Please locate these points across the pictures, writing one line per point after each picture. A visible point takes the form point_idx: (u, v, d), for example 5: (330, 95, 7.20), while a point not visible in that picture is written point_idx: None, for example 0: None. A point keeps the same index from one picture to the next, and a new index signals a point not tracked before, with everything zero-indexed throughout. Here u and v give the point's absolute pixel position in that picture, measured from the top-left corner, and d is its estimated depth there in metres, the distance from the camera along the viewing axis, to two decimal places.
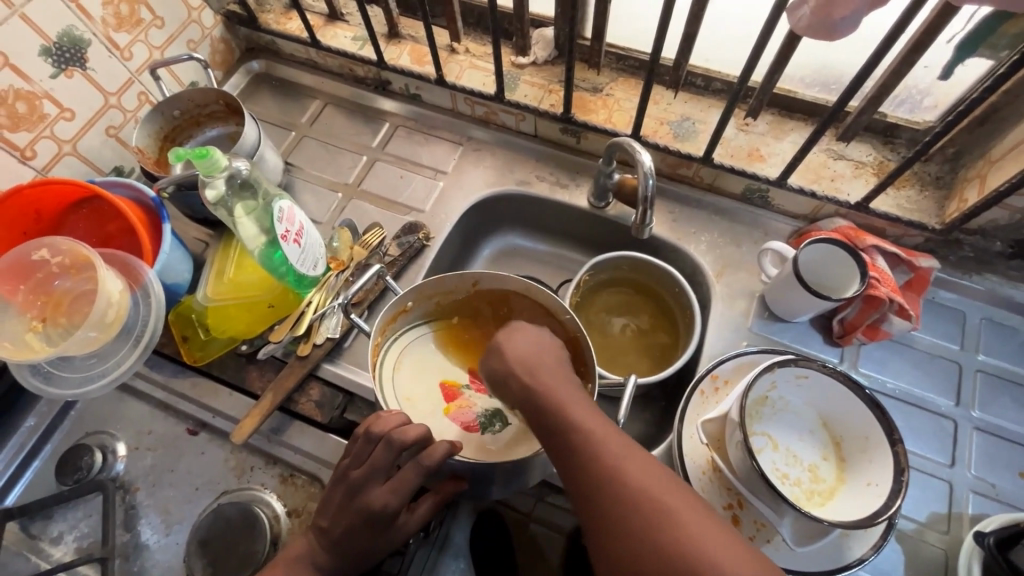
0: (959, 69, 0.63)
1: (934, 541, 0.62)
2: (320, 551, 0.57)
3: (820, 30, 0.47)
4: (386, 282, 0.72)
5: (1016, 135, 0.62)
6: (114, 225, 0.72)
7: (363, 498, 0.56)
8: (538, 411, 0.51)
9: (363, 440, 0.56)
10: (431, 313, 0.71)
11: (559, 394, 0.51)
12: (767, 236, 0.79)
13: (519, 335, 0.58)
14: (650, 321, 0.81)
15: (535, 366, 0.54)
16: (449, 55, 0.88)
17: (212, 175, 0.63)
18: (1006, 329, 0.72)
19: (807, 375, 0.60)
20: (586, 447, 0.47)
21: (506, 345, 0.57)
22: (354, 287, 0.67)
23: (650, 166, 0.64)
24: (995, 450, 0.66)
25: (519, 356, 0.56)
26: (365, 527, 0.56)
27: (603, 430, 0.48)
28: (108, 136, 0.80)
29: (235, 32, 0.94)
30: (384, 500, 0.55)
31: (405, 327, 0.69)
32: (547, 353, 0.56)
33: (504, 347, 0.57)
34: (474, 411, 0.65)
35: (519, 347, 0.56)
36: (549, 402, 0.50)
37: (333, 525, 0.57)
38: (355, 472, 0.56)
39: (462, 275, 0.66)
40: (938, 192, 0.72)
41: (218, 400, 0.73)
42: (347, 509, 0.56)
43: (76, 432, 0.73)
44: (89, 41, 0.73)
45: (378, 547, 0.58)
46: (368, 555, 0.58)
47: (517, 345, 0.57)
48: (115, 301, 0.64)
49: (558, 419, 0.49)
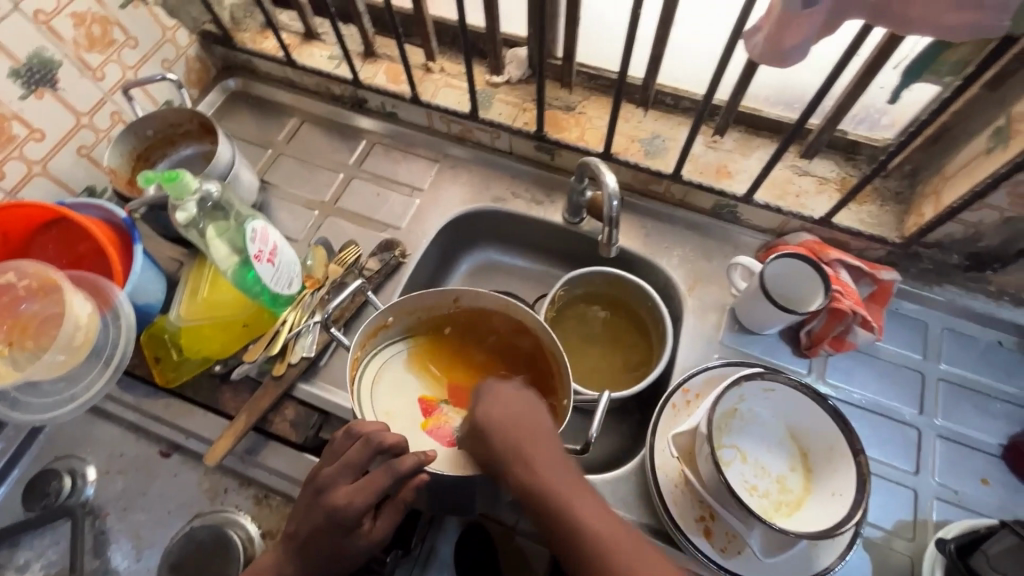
0: (908, 92, 0.66)
1: (900, 549, 0.64)
2: (287, 560, 0.56)
3: (771, 58, 0.49)
4: (368, 296, 0.73)
5: (966, 154, 0.65)
6: (84, 245, 0.72)
7: (328, 497, 0.55)
8: (528, 490, 0.49)
9: (343, 436, 0.58)
10: (413, 329, 0.70)
11: (543, 462, 0.51)
12: (737, 250, 0.81)
13: (498, 403, 0.55)
14: (618, 338, 0.82)
15: (513, 418, 0.53)
16: (424, 74, 0.89)
17: (183, 198, 0.65)
18: (966, 338, 0.75)
19: (774, 388, 0.62)
20: (577, 523, 0.47)
21: (486, 418, 0.53)
22: (336, 300, 0.69)
23: (615, 187, 0.66)
24: (957, 456, 0.68)
25: (507, 420, 0.53)
26: (328, 532, 0.55)
27: (586, 507, 0.48)
28: (80, 156, 0.79)
29: (211, 50, 0.94)
30: (346, 502, 0.54)
31: (385, 344, 0.69)
32: (532, 421, 0.54)
33: (484, 420, 0.53)
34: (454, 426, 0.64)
35: (499, 416, 0.53)
36: (537, 482, 0.49)
37: (299, 525, 0.56)
38: (326, 469, 0.56)
39: (443, 294, 0.67)
40: (897, 207, 0.74)
41: (191, 421, 0.72)
42: (313, 514, 0.55)
43: (45, 457, 0.72)
44: (59, 61, 0.73)
45: (340, 556, 0.56)
46: (326, 564, 0.56)
47: (497, 414, 0.54)
48: (83, 324, 0.63)
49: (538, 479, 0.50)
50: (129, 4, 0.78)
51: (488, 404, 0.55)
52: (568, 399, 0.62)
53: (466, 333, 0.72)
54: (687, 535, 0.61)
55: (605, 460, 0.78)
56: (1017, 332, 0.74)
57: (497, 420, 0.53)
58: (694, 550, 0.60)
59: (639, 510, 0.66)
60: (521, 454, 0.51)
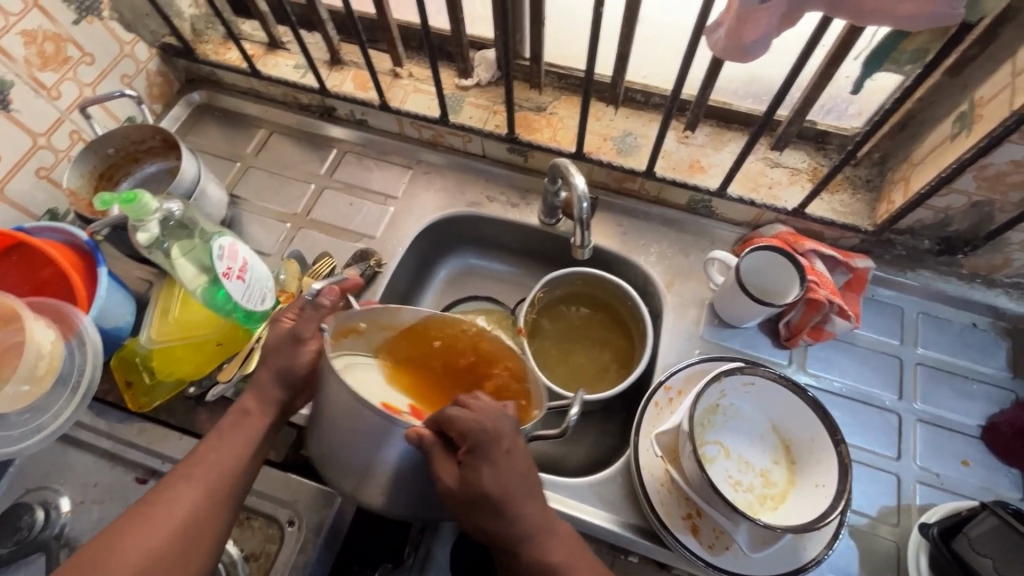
0: (872, 82, 0.66)
1: (886, 535, 0.64)
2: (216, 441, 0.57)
3: (734, 53, 0.49)
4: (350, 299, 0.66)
5: (932, 140, 0.65)
6: (47, 270, 0.69)
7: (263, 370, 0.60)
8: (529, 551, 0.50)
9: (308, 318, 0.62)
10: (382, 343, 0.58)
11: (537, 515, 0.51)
12: (714, 244, 0.81)
13: (502, 464, 0.49)
14: (600, 370, 0.80)
15: (521, 485, 0.50)
16: (393, 80, 0.88)
17: (143, 220, 0.62)
18: (941, 321, 0.76)
19: (754, 381, 0.62)
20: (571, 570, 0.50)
21: (490, 482, 0.48)
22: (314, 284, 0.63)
23: (584, 188, 0.66)
24: (938, 440, 0.69)
25: (511, 483, 0.49)
26: (275, 374, 0.59)
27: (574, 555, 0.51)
28: (39, 178, 0.77)
29: (173, 64, 0.92)
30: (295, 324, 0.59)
31: (350, 353, 0.55)
32: (523, 473, 0.50)
33: (494, 490, 0.48)
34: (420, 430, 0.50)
35: (503, 481, 0.49)
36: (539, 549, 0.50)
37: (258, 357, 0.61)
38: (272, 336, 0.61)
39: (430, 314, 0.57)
40: (869, 194, 0.75)
41: (167, 445, 0.70)
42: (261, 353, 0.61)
43: (16, 491, 0.68)
44: (11, 81, 0.71)
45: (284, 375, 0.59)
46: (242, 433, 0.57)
47: (499, 477, 0.49)
48: (47, 352, 0.61)
49: (543, 550, 0.50)
50: (83, 20, 0.76)
51: (496, 472, 0.48)
52: (541, 411, 0.55)
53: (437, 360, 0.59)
54: (675, 533, 0.60)
55: (593, 459, 0.78)
56: (991, 314, 0.75)
57: (509, 488, 0.49)
58: (683, 548, 0.60)
59: (627, 511, 0.65)
60: (530, 527, 0.50)
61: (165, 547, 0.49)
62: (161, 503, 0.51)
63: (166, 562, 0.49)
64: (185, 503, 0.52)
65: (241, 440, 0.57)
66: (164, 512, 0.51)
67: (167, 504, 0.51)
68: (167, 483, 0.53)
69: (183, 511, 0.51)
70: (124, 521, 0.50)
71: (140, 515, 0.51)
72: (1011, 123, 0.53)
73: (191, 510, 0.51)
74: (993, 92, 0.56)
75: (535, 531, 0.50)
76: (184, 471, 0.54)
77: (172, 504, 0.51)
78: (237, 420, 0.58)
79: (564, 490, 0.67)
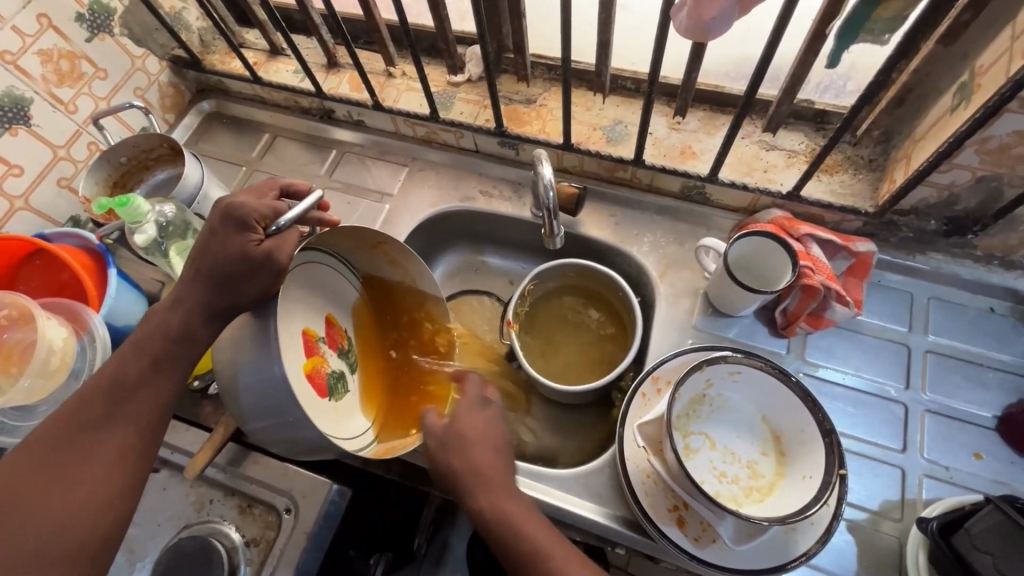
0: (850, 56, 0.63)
1: (888, 531, 0.61)
2: (134, 374, 0.52)
3: (695, 32, 0.47)
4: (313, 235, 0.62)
5: (935, 114, 0.61)
6: (66, 273, 0.74)
7: (207, 298, 0.54)
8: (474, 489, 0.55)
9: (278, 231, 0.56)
10: (338, 249, 0.70)
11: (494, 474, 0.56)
12: (710, 231, 0.79)
13: (475, 414, 0.60)
14: (560, 370, 0.79)
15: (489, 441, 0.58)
16: (386, 80, 0.90)
17: (138, 221, 0.67)
18: (954, 307, 0.71)
19: (740, 371, 0.60)
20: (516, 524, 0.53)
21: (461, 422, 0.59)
22: (290, 212, 0.56)
23: (550, 178, 0.67)
24: (947, 431, 0.65)
25: (482, 434, 0.58)
26: None
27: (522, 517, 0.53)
28: (60, 188, 0.82)
29: (183, 75, 0.97)
30: (271, 243, 0.54)
31: (311, 254, 0.66)
32: (493, 430, 0.60)
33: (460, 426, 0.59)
34: (326, 373, 0.63)
35: (475, 425, 0.59)
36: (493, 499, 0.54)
37: (179, 288, 0.55)
38: (230, 263, 0.53)
39: (380, 233, 0.66)
40: (871, 174, 0.71)
41: (175, 436, 0.74)
42: (215, 263, 0.54)
43: None
44: (31, 98, 0.76)
45: (233, 312, 0.54)
46: (168, 369, 0.54)
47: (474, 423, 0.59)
48: (58, 348, 0.64)
49: (484, 494, 0.55)
50: (95, 37, 0.81)
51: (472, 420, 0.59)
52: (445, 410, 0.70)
53: (357, 267, 0.74)
54: (659, 525, 0.59)
55: (588, 452, 0.78)
56: (1010, 297, 0.70)
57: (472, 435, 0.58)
58: (666, 541, 0.59)
59: (614, 503, 0.65)
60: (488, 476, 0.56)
61: (91, 499, 0.48)
62: (76, 450, 0.49)
63: (93, 514, 0.48)
64: (106, 448, 0.50)
65: (167, 381, 0.54)
66: (85, 460, 0.49)
67: (88, 451, 0.49)
68: (75, 425, 0.50)
69: (107, 459, 0.49)
70: (34, 469, 0.48)
71: (60, 458, 0.48)
72: (1007, 90, 0.50)
73: (115, 459, 0.50)
74: (992, 60, 0.53)
75: (489, 476, 0.56)
76: (107, 413, 0.51)
77: (91, 451, 0.49)
78: (168, 350, 0.54)
79: (550, 481, 0.67)
